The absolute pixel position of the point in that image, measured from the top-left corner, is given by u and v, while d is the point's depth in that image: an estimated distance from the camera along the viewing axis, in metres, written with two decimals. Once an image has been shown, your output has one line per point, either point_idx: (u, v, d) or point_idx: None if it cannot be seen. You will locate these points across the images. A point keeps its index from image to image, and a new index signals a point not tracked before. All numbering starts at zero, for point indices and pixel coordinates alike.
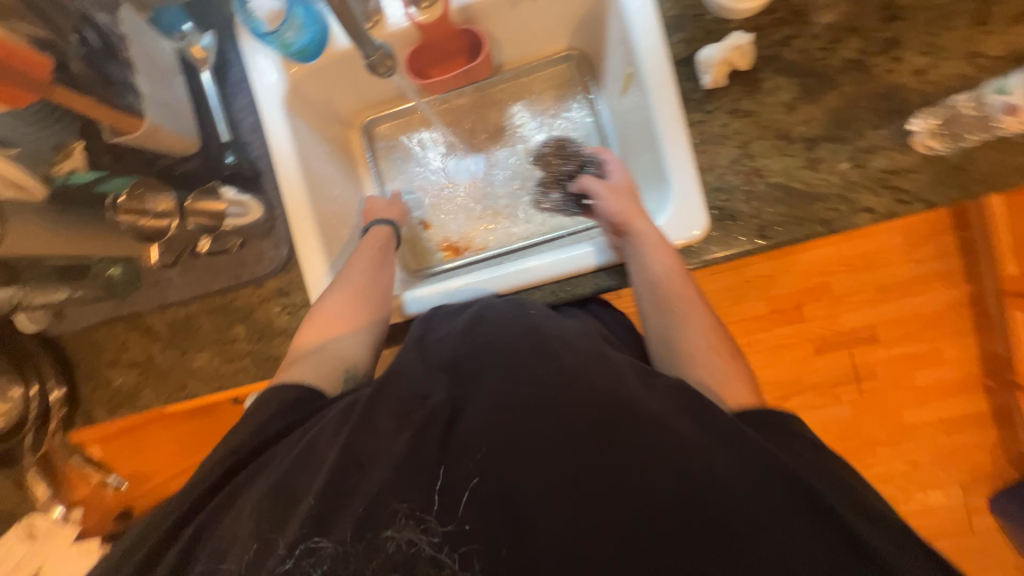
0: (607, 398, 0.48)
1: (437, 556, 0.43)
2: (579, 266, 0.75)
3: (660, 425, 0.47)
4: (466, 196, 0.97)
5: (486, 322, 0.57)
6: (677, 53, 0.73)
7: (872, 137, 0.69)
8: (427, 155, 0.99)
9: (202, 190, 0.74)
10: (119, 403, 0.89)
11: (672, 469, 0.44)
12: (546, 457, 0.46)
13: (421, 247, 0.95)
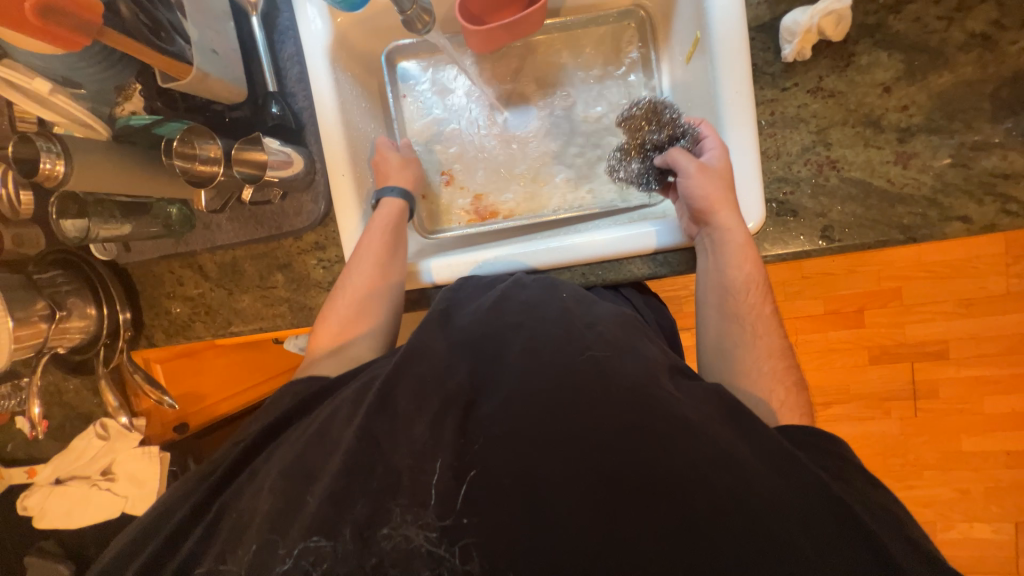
0: (644, 399, 0.45)
1: (435, 553, 0.41)
2: (615, 251, 0.70)
3: (696, 433, 0.44)
4: (494, 157, 0.91)
5: (515, 301, 0.56)
6: (758, 16, 0.63)
7: (985, 132, 0.58)
8: (455, 106, 0.92)
9: (247, 140, 0.74)
10: (175, 332, 0.98)
11: (709, 484, 0.41)
12: (569, 452, 0.43)
13: (441, 205, 0.91)
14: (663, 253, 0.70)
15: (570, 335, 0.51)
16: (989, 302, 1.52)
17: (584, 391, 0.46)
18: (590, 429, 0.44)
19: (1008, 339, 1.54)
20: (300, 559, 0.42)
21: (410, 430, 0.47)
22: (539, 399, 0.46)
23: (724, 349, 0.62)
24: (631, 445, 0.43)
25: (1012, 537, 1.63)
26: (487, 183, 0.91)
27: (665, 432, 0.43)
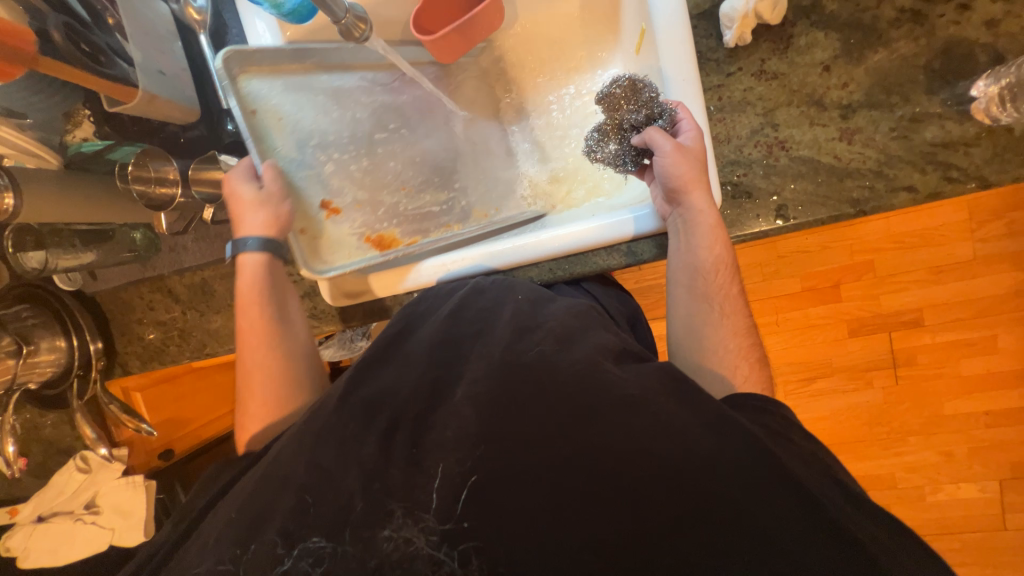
0: (589, 383, 0.47)
1: (436, 555, 0.40)
2: (579, 245, 0.70)
3: (641, 407, 0.46)
4: (398, 177, 0.74)
5: (471, 308, 0.58)
6: (699, 5, 0.65)
7: (921, 104, 0.59)
8: (343, 103, 0.69)
9: (204, 159, 0.74)
10: (150, 357, 0.97)
11: (652, 453, 0.43)
12: (534, 443, 0.44)
13: (329, 239, 0.69)
14: (626, 244, 0.71)
15: (521, 330, 0.54)
16: (958, 268, 1.56)
17: (533, 382, 0.48)
18: (545, 417, 0.45)
19: (980, 302, 1.58)
20: (301, 558, 0.42)
21: (372, 442, 0.46)
22: (493, 391, 0.47)
23: (688, 333, 0.63)
24: (584, 425, 0.45)
25: (998, 494, 1.67)
26: (392, 209, 0.73)
27: (609, 411, 0.45)
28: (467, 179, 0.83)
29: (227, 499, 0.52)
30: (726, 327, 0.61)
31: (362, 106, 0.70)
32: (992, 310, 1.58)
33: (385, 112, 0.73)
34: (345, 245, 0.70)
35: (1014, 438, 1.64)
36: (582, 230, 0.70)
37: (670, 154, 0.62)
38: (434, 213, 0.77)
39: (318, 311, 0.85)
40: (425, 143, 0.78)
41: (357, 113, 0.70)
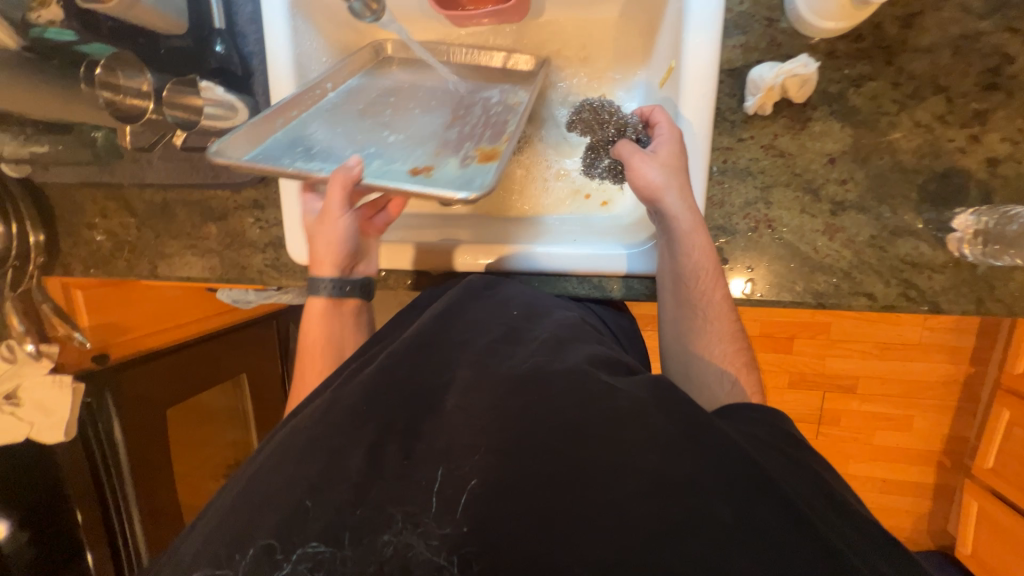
0: (584, 396, 0.46)
1: (437, 561, 0.40)
2: (550, 268, 0.72)
3: (658, 420, 0.43)
4: (439, 122, 0.76)
5: (466, 317, 0.60)
6: (731, 60, 0.62)
7: (906, 221, 0.61)
8: (349, 100, 0.76)
9: (181, 82, 0.67)
10: (93, 263, 0.93)
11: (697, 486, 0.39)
12: (556, 470, 0.42)
13: (451, 176, 0.63)
14: (597, 278, 0.73)
15: (514, 337, 0.57)
16: (903, 349, 1.65)
17: (525, 395, 0.47)
18: (543, 434, 0.44)
19: (911, 384, 1.68)
20: (300, 563, 0.41)
21: (354, 453, 0.45)
22: (472, 396, 0.48)
23: (685, 351, 0.62)
24: (585, 450, 0.42)
25: None
26: (456, 137, 0.72)
27: (610, 426, 0.43)
28: (469, 98, 0.80)
29: (212, 506, 0.50)
30: (711, 337, 0.61)
31: (360, 91, 0.78)
32: (921, 395, 1.69)
33: (349, 109, 0.75)
34: (477, 170, 0.62)
35: (908, 512, 1.80)
36: (565, 256, 0.71)
37: (636, 161, 0.62)
38: (486, 125, 0.74)
39: (280, 264, 0.83)
40: (406, 106, 0.78)
41: (343, 122, 0.73)
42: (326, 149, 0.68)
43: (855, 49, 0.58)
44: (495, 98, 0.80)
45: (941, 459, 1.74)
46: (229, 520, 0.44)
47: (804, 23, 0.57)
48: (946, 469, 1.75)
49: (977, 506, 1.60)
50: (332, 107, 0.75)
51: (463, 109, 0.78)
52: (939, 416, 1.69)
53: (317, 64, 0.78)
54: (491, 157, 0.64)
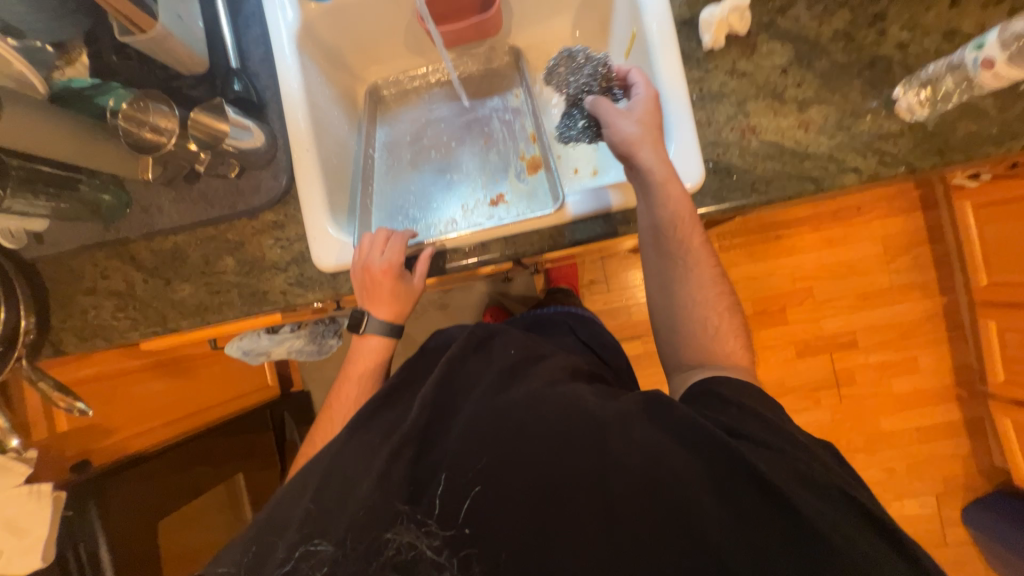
0: (568, 406, 0.56)
1: (438, 559, 0.51)
2: (582, 211, 0.75)
3: (622, 441, 0.52)
4: (469, 138, 0.92)
5: (469, 366, 0.65)
6: (681, 15, 0.77)
7: (858, 104, 0.73)
8: (391, 150, 0.94)
9: (207, 106, 0.71)
10: (92, 332, 0.86)
11: (625, 467, 0.51)
12: (533, 462, 0.52)
13: (526, 195, 0.84)
14: (622, 212, 0.76)
15: (514, 370, 0.64)
16: (879, 294, 1.77)
17: (521, 413, 0.56)
18: (536, 450, 0.53)
19: (902, 326, 1.77)
20: (303, 559, 0.53)
21: (361, 485, 0.56)
22: (468, 442, 0.55)
23: (674, 308, 0.69)
24: (560, 453, 0.52)
25: (937, 510, 1.78)
26: (491, 150, 0.90)
27: (580, 445, 0.52)
28: (479, 102, 0.96)
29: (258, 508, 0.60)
30: (694, 286, 0.68)
31: (391, 139, 0.96)
32: (914, 334, 1.77)
33: (399, 159, 0.93)
34: (535, 184, 0.83)
35: (953, 456, 1.78)
36: (587, 195, 0.76)
37: (614, 118, 0.70)
38: (508, 134, 0.91)
39: (305, 279, 0.82)
40: (444, 143, 0.93)
41: (400, 171, 0.92)
42: (410, 206, 0.88)
43: None
44: (499, 107, 0.94)
45: (958, 393, 1.77)
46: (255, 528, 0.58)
47: None
48: (966, 402, 1.77)
49: (1010, 423, 1.59)
50: (380, 161, 0.93)
51: (472, 118, 0.94)
52: (939, 349, 1.77)
53: (322, 93, 0.87)
54: (538, 166, 0.84)
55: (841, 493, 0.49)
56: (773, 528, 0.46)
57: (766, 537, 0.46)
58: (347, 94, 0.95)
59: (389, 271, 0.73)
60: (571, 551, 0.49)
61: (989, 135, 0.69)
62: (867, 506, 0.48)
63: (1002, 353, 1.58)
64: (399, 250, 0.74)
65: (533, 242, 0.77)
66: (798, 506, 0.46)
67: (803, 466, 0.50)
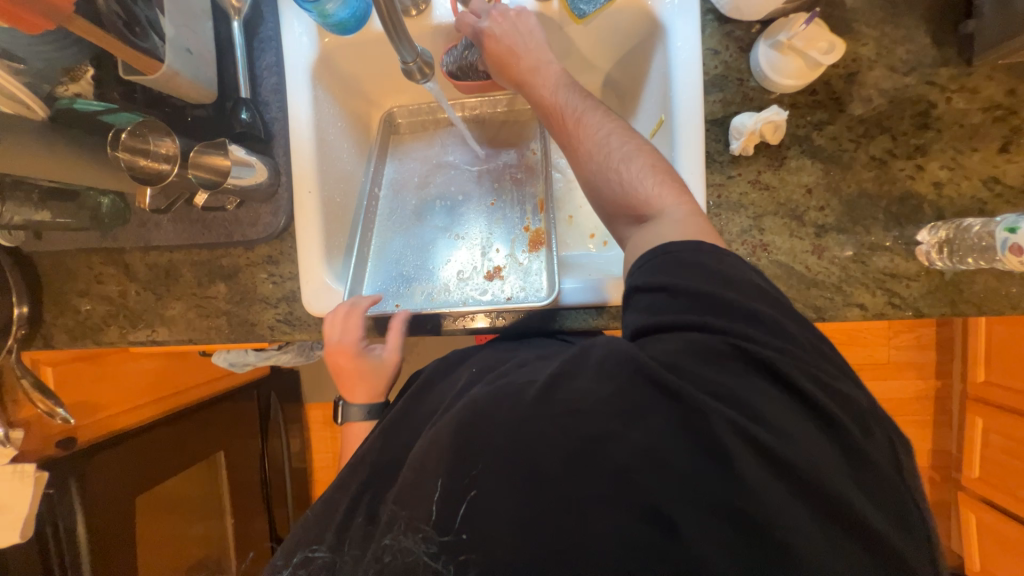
0: (497, 393, 0.48)
1: (433, 564, 0.45)
2: (575, 301, 0.74)
3: (540, 403, 0.45)
4: (477, 193, 0.90)
5: (435, 390, 0.62)
6: (713, 112, 0.73)
7: (878, 237, 0.69)
8: (395, 193, 0.92)
9: (210, 144, 0.70)
10: (82, 333, 0.87)
11: (613, 440, 0.42)
12: (494, 443, 0.45)
13: (523, 268, 0.82)
14: (615, 307, 0.75)
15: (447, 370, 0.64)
16: (874, 368, 1.73)
17: (463, 413, 0.48)
18: (494, 445, 0.45)
19: (891, 402, 1.75)
20: (298, 562, 0.57)
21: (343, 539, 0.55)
22: (420, 461, 0.50)
23: (616, 196, 0.62)
24: (528, 438, 0.44)
25: None
26: (496, 210, 0.88)
27: (501, 417, 0.46)
28: (492, 154, 0.92)
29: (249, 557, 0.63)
30: (609, 158, 0.62)
31: (397, 180, 0.93)
32: (902, 412, 1.75)
33: (403, 205, 0.91)
34: (532, 264, 0.82)
35: None
36: (581, 285, 0.75)
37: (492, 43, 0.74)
38: (517, 196, 0.88)
39: (293, 318, 0.82)
40: (451, 194, 0.90)
41: (403, 219, 0.90)
42: (407, 262, 0.86)
43: (813, 100, 0.70)
44: (513, 162, 0.91)
45: (930, 475, 1.78)
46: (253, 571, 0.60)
47: (769, 81, 0.69)
48: (936, 485, 1.78)
49: (975, 517, 1.63)
50: (383, 204, 0.91)
51: (484, 171, 0.91)
52: (922, 431, 1.75)
53: (334, 127, 0.84)
54: (539, 243, 0.82)
55: (739, 353, 0.45)
56: (706, 449, 0.41)
57: (698, 459, 0.41)
58: (360, 124, 0.92)
59: (350, 353, 0.74)
60: (520, 506, 0.43)
61: (1002, 295, 0.67)
62: (766, 359, 0.45)
63: (983, 451, 1.58)
64: (361, 326, 0.74)
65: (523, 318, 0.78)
66: (707, 405, 0.42)
67: (695, 333, 0.46)
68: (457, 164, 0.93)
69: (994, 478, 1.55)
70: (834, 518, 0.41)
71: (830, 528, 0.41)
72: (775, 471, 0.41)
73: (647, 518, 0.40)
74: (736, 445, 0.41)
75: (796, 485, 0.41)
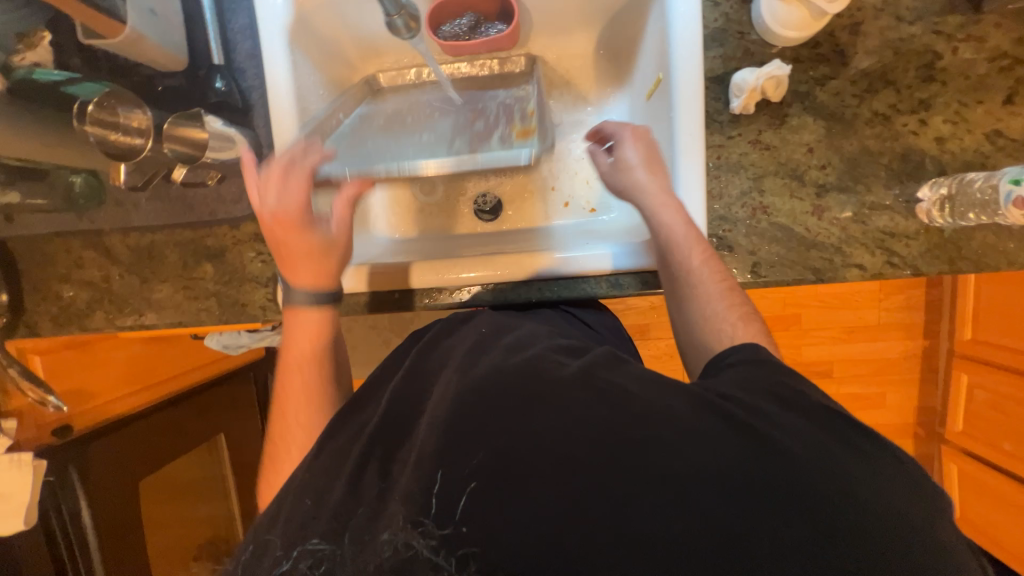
0: (526, 373, 0.45)
1: (434, 560, 0.39)
2: (571, 269, 0.74)
3: (580, 389, 0.43)
4: (460, 116, 0.85)
5: (442, 347, 0.56)
6: (713, 69, 0.70)
7: (879, 196, 0.68)
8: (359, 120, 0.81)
9: (184, 115, 0.67)
10: (66, 319, 0.85)
11: (672, 449, 0.39)
12: (531, 444, 0.41)
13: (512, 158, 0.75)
14: (614, 275, 0.75)
15: (452, 328, 0.59)
16: (865, 331, 1.74)
17: (491, 400, 0.43)
18: (531, 442, 0.41)
19: (881, 362, 1.77)
20: (300, 560, 0.42)
21: (326, 499, 0.45)
22: (434, 432, 0.43)
23: (693, 331, 0.58)
24: (566, 434, 0.41)
25: None
26: (485, 125, 0.83)
27: (537, 405, 0.42)
28: (476, 95, 0.90)
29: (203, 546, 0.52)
30: (704, 304, 0.58)
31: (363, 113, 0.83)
32: (891, 372, 1.78)
33: (369, 125, 0.82)
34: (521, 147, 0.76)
35: None
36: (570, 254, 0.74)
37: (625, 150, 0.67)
38: (507, 112, 0.85)
39: None
40: (424, 115, 0.85)
41: (370, 134, 0.79)
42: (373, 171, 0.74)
43: (816, 54, 0.68)
44: (503, 96, 0.88)
45: (914, 431, 1.83)
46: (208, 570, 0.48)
47: (771, 33, 0.66)
48: (921, 440, 1.84)
49: (956, 468, 1.71)
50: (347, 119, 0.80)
51: (468, 102, 0.88)
52: (909, 389, 1.79)
53: (316, 96, 0.80)
54: (529, 135, 0.78)
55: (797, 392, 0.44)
56: (759, 462, 0.38)
57: (749, 466, 0.38)
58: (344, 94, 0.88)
59: (292, 220, 0.58)
60: (558, 509, 0.39)
61: (1000, 250, 0.67)
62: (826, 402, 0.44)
63: (967, 407, 1.64)
64: (304, 180, 0.59)
65: (514, 286, 0.77)
66: (766, 429, 0.40)
67: (783, 390, 0.44)
68: (428, 101, 0.87)
69: (977, 432, 1.62)
70: (884, 546, 0.37)
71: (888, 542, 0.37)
72: (827, 484, 0.38)
73: (714, 540, 0.37)
74: (794, 463, 0.38)
75: (843, 497, 0.38)
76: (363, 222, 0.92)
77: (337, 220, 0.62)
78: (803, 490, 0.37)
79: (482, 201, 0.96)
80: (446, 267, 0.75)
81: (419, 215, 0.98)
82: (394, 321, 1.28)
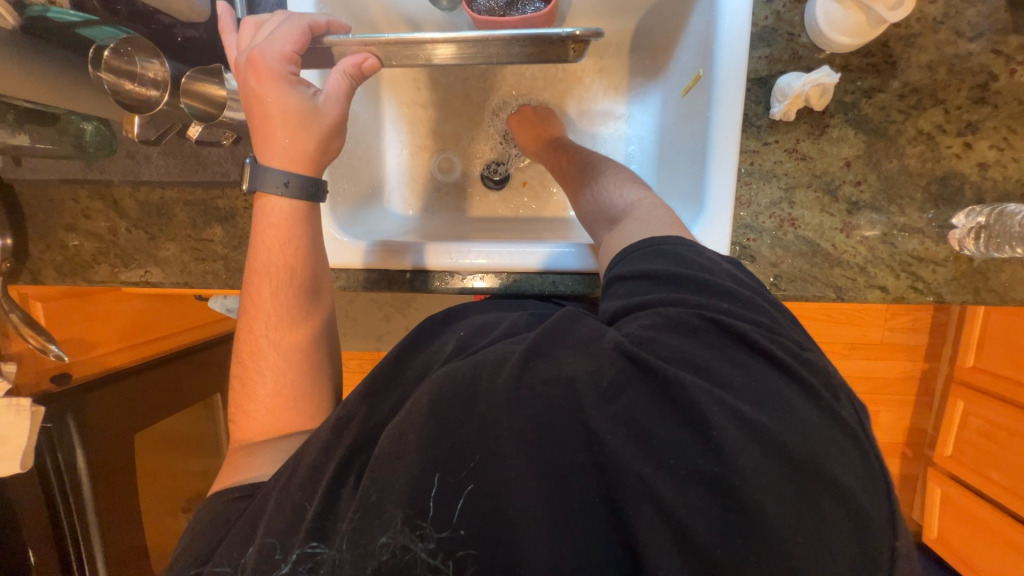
0: (476, 369, 0.43)
1: (432, 562, 0.37)
2: (572, 265, 0.73)
3: (512, 372, 0.41)
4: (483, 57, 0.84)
5: (425, 354, 0.53)
6: (757, 70, 0.67)
7: (912, 218, 0.66)
8: None
9: (204, 71, 0.64)
10: (70, 269, 0.83)
11: (596, 424, 0.37)
12: (485, 428, 0.39)
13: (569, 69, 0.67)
14: None
15: (432, 333, 0.56)
16: (868, 348, 1.72)
17: (454, 395, 0.41)
18: (482, 431, 0.39)
19: (878, 381, 1.76)
20: (299, 562, 0.42)
21: (310, 504, 0.44)
22: (403, 425, 0.42)
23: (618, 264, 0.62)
24: (513, 415, 0.39)
25: None
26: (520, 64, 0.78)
27: (484, 391, 0.41)
28: None
29: (193, 528, 0.52)
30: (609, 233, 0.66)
31: None
32: (889, 391, 1.77)
33: None
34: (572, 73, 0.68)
35: None
36: (571, 251, 0.74)
37: (556, 143, 0.86)
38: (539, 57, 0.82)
39: None
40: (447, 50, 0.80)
41: None
42: None
43: (865, 64, 0.65)
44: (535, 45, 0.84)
45: (903, 451, 1.83)
46: (204, 550, 0.49)
47: (824, 38, 0.63)
48: (908, 460, 1.84)
49: (941, 492, 1.72)
50: None
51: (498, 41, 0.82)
52: (904, 411, 1.79)
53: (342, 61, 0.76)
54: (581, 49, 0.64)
55: (712, 326, 0.42)
56: (682, 420, 0.37)
57: (674, 428, 0.37)
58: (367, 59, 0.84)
59: (274, 73, 0.57)
60: (542, 511, 0.36)
61: None
62: (739, 330, 0.41)
63: (959, 433, 1.65)
64: (295, 39, 0.59)
65: (527, 275, 0.76)
66: (680, 376, 0.38)
67: (711, 336, 0.41)
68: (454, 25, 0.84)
69: (968, 460, 1.62)
70: (830, 522, 0.36)
71: (834, 512, 0.36)
72: (756, 443, 0.36)
73: (663, 528, 0.35)
74: (712, 412, 0.37)
75: (799, 488, 0.35)
76: (377, 195, 0.90)
77: (326, 92, 0.59)
78: (754, 477, 0.35)
79: (492, 169, 0.96)
80: (449, 253, 0.74)
81: (432, 193, 0.96)
82: (397, 296, 1.26)
